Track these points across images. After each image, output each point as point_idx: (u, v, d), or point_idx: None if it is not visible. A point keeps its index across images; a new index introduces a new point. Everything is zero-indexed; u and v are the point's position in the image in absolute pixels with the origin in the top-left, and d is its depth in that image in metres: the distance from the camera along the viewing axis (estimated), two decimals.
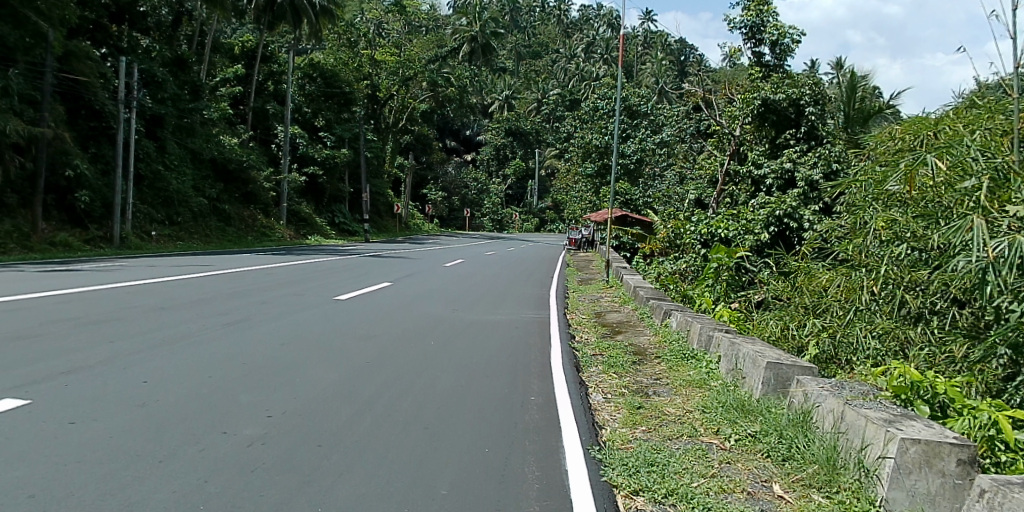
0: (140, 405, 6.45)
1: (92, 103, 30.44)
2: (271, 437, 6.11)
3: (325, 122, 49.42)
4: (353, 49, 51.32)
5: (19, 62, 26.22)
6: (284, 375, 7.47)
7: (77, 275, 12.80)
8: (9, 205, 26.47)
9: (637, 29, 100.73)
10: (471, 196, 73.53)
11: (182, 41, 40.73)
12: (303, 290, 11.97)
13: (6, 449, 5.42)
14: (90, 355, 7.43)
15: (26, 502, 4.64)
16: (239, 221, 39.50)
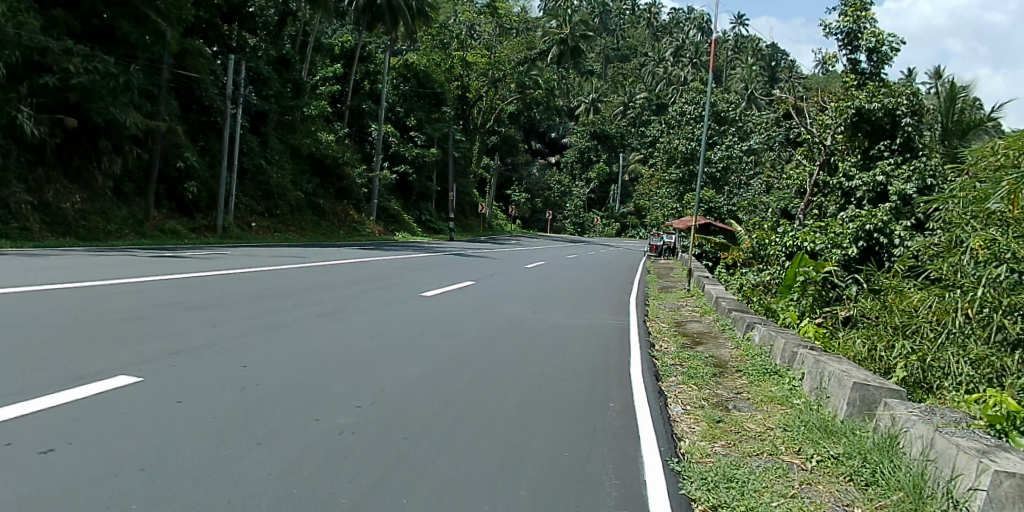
0: (241, 388, 6.80)
1: (202, 99, 32.03)
2: (360, 426, 6.35)
3: (416, 122, 50.51)
4: (446, 50, 50.61)
5: (139, 58, 27.61)
6: (372, 368, 7.70)
7: (196, 262, 13.57)
8: (125, 193, 27.71)
9: (729, 33, 99.20)
10: (554, 199, 73.56)
11: (286, 41, 42.30)
12: (393, 285, 12.30)
13: (121, 423, 5.81)
14: (193, 338, 7.84)
15: (139, 474, 4.99)
16: (334, 216, 40.42)
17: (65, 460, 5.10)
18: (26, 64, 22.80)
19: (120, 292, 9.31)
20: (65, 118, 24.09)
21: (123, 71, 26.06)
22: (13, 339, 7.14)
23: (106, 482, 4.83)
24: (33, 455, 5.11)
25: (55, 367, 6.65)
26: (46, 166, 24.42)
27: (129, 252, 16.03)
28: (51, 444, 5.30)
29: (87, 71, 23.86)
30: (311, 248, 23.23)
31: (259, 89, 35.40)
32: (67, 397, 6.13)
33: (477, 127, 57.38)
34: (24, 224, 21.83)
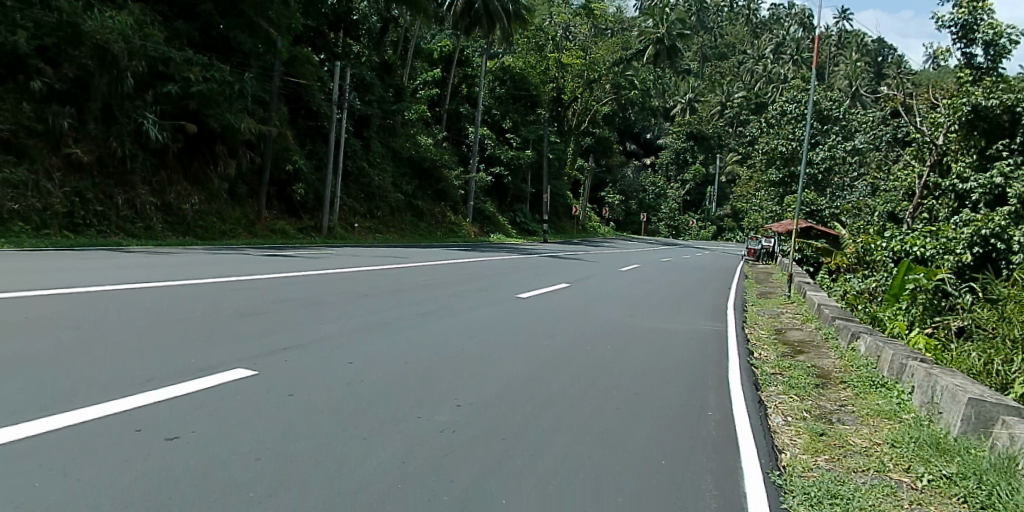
0: (348, 385, 7.07)
1: (309, 104, 33.58)
2: (460, 425, 6.48)
3: (512, 124, 51.08)
4: (542, 52, 51.05)
5: (253, 66, 29.81)
6: (472, 367, 7.86)
7: (316, 262, 14.31)
8: (239, 195, 29.08)
9: (835, 29, 95.20)
10: (649, 202, 72.24)
11: (387, 47, 43.74)
12: (490, 285, 12.49)
13: (239, 414, 6.16)
14: (302, 334, 8.20)
15: (257, 464, 5.27)
16: (432, 217, 41.08)
17: (189, 446, 5.43)
18: (151, 73, 24.89)
19: (238, 288, 9.90)
20: (186, 124, 25.74)
21: (238, 80, 28.30)
22: (138, 332, 7.63)
23: (224, 469, 5.11)
24: (159, 441, 5.46)
25: (178, 360, 7.09)
26: (168, 168, 25.77)
27: (258, 252, 17.13)
28: (176, 432, 5.66)
29: (205, 80, 25.99)
30: (415, 249, 23.94)
31: (362, 94, 36.79)
32: (189, 387, 6.53)
33: (572, 128, 57.33)
34: (147, 223, 23.42)
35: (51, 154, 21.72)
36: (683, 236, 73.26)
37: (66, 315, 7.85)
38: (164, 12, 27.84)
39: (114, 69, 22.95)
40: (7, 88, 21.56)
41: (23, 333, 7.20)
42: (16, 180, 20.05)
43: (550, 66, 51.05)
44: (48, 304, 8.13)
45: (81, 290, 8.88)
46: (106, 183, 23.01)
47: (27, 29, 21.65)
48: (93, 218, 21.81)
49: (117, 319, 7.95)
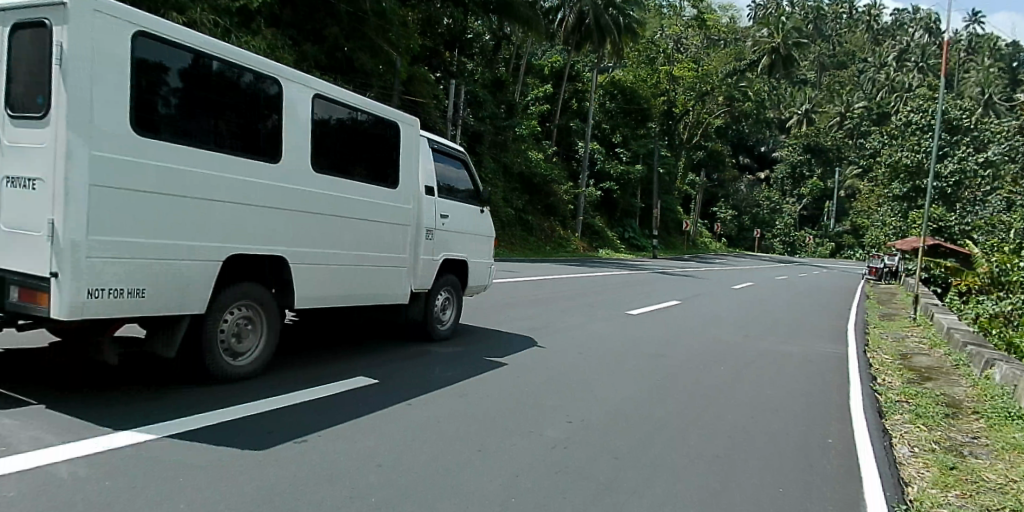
0: (462, 396, 7.29)
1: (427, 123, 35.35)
2: (571, 442, 6.53)
3: (622, 138, 49.68)
4: (653, 65, 49.92)
5: (373, 85, 30.58)
6: (581, 385, 7.93)
7: None
8: None
9: (969, 36, 88.92)
10: (762, 217, 67.79)
11: (500, 64, 44.78)
12: (598, 302, 12.53)
13: (360, 419, 6.45)
14: (417, 346, 8.45)
15: (377, 469, 5.48)
16: (541, 232, 40.99)
17: (313, 450, 5.70)
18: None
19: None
20: None
21: (362, 100, 29.60)
22: None
23: (351, 471, 5.35)
24: (291, 439, 5.79)
25: (304, 366, 7.50)
26: None
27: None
28: (302, 434, 5.98)
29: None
30: (527, 264, 24.20)
31: (476, 111, 37.89)
32: (312, 391, 6.90)
33: (683, 143, 55.60)
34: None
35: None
36: (799, 254, 69.69)
37: None
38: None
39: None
40: None
41: None
42: None
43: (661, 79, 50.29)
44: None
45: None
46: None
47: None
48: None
49: None
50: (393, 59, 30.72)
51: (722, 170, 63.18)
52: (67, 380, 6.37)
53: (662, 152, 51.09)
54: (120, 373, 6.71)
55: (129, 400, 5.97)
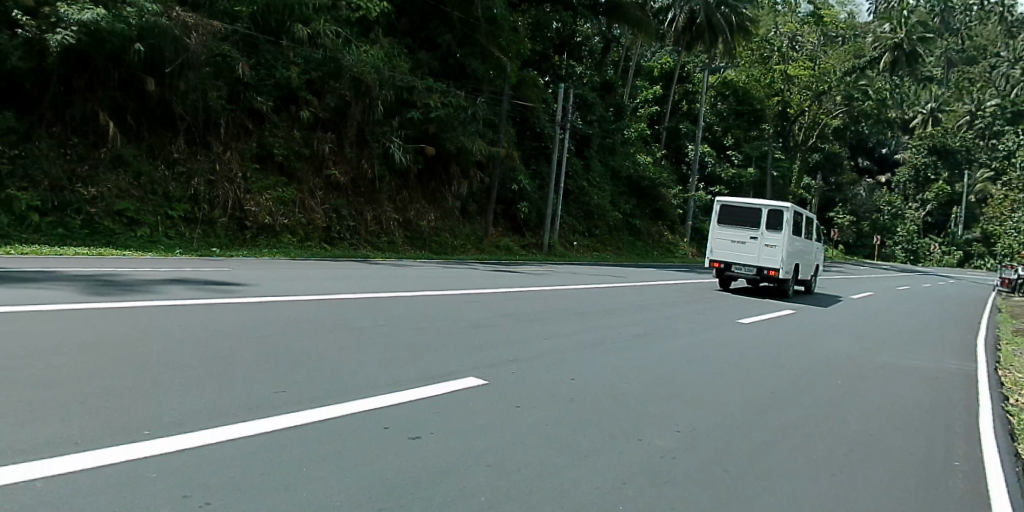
0: (571, 400, 7.37)
1: (535, 126, 35.85)
2: (679, 452, 6.43)
3: (734, 140, 50.09)
4: (766, 64, 49.25)
5: (484, 91, 31.52)
6: (690, 395, 7.83)
7: (549, 278, 15.27)
8: (470, 212, 32.08)
9: None
10: (883, 223, 64.55)
11: (608, 66, 45.26)
12: (707, 307, 12.47)
13: (472, 420, 6.64)
14: (527, 348, 8.63)
15: (484, 470, 5.62)
16: (648, 236, 41.84)
17: (427, 449, 5.94)
18: (398, 101, 28.20)
19: (473, 301, 10.80)
20: (426, 147, 28.80)
21: (472, 105, 30.70)
22: (387, 335, 8.55)
23: (460, 473, 5.51)
24: (403, 440, 6.06)
25: (420, 364, 7.83)
26: (410, 188, 29.17)
27: (497, 268, 18.44)
28: (416, 433, 6.23)
29: (442, 105, 28.68)
30: (636, 269, 24.15)
31: (584, 114, 38.38)
32: (427, 391, 7.17)
33: (797, 144, 53.64)
34: (390, 237, 26.88)
35: (314, 176, 25.94)
36: (921, 261, 65.60)
37: (335, 317, 9.03)
38: (410, 45, 30.72)
39: (366, 98, 26.94)
40: (283, 116, 26.02)
41: (302, 330, 8.39)
42: (287, 198, 24.36)
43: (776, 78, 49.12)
44: (319, 308, 9.38)
45: (344, 297, 10.12)
46: (357, 201, 26.93)
47: (300, 65, 25.86)
48: (346, 231, 25.61)
49: (375, 323, 8.98)
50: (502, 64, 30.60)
51: (839, 171, 60.35)
52: (210, 370, 6.97)
53: (776, 154, 49.59)
54: (256, 365, 7.25)
55: (259, 398, 6.50)
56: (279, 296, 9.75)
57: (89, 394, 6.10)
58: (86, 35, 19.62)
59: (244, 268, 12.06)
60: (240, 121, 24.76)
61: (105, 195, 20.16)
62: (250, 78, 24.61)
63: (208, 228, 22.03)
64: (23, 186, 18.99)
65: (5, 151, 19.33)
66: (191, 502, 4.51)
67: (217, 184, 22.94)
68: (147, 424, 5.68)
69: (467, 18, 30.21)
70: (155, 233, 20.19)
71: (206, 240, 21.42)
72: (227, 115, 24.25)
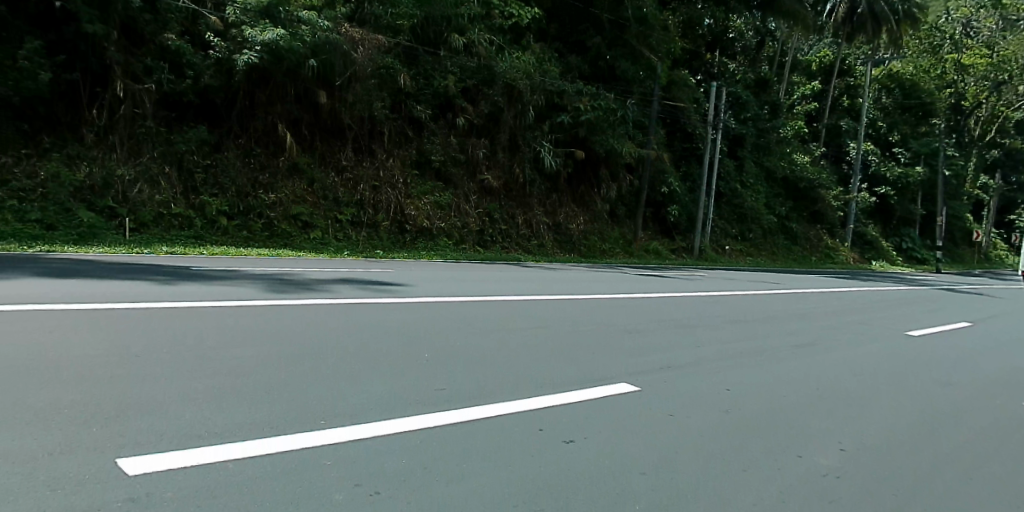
0: (727, 411, 7.15)
1: (685, 127, 35.15)
2: (844, 469, 6.02)
3: (900, 137, 47.30)
4: (937, 53, 46.46)
5: (635, 92, 30.93)
6: (855, 412, 7.36)
7: (699, 282, 14.99)
8: (618, 215, 32.30)
9: None
10: None
11: (762, 62, 44.35)
12: (872, 318, 11.71)
13: (625, 427, 6.59)
14: (680, 356, 8.49)
15: (639, 478, 5.52)
16: (805, 240, 40.15)
17: (581, 452, 5.95)
18: (548, 106, 28.48)
19: (624, 305, 10.78)
20: (576, 151, 29.21)
21: (620, 106, 30.19)
22: (540, 338, 8.70)
23: (612, 479, 5.46)
24: (559, 442, 6.12)
25: (573, 366, 7.91)
26: (560, 192, 29.91)
27: (646, 272, 18.34)
28: (571, 436, 6.27)
29: (592, 108, 28.84)
30: (792, 274, 23.24)
31: (738, 113, 37.56)
32: (580, 395, 7.21)
33: (973, 140, 49.19)
34: (540, 240, 27.76)
35: (469, 181, 27.00)
36: None
37: (490, 319, 9.29)
38: (560, 49, 31.08)
39: (518, 103, 27.37)
40: (440, 124, 27.15)
41: (460, 331, 8.70)
42: (444, 203, 25.53)
43: (946, 68, 45.71)
44: (475, 309, 9.72)
45: (498, 300, 10.39)
46: (509, 205, 27.82)
47: (456, 74, 26.76)
48: (499, 234, 26.61)
49: (529, 325, 9.15)
50: (653, 64, 30.65)
51: None
52: (376, 365, 7.40)
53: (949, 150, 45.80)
54: (419, 362, 7.60)
55: (421, 394, 6.81)
56: (438, 297, 10.16)
57: (274, 384, 6.63)
58: (268, 54, 21.02)
59: (406, 269, 12.70)
60: (402, 129, 26.30)
61: (283, 200, 22.01)
62: (410, 88, 25.80)
63: (373, 231, 23.54)
64: (215, 193, 21.22)
65: (199, 161, 21.62)
66: (364, 490, 4.80)
67: (380, 189, 24.44)
68: (321, 414, 6.10)
69: (617, 20, 30.53)
70: (326, 236, 22.07)
71: (370, 242, 22.97)
72: (390, 124, 25.82)
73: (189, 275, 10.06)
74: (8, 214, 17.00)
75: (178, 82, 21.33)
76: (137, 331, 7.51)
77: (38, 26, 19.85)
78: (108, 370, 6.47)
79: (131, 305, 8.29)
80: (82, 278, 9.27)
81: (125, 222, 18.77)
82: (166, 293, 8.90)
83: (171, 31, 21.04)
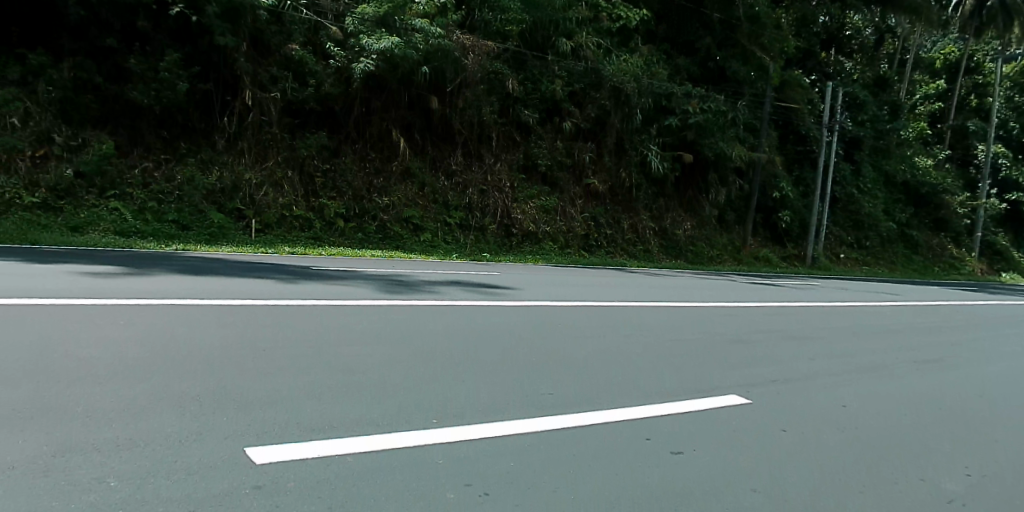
0: (842, 429, 6.86)
1: (799, 129, 34.25)
2: (971, 497, 5.64)
3: None
4: None
5: (745, 94, 30.49)
6: (983, 436, 6.91)
7: (814, 292, 14.51)
8: (727, 221, 31.80)
9: None
10: None
11: (880, 60, 42.86)
12: (1005, 335, 10.99)
13: (734, 439, 6.44)
14: (791, 369, 8.26)
15: (750, 495, 5.36)
16: (928, 249, 37.87)
17: (689, 465, 5.85)
18: (656, 109, 28.47)
19: (732, 314, 10.58)
20: (684, 154, 29.27)
21: (731, 109, 29.82)
22: (648, 346, 8.65)
23: (721, 494, 5.34)
24: (666, 453, 6.03)
25: (680, 376, 7.83)
26: (666, 196, 29.94)
27: (752, 279, 17.86)
28: (679, 448, 6.17)
29: (702, 111, 28.41)
30: (916, 286, 22.08)
31: (855, 114, 36.02)
32: (686, 405, 7.11)
33: None
34: (646, 245, 27.72)
35: (575, 185, 27.29)
36: None
37: (597, 325, 9.32)
38: (668, 50, 30.79)
39: (625, 107, 27.55)
40: (548, 128, 27.46)
41: (570, 335, 8.79)
42: (549, 207, 25.77)
43: None
44: (581, 314, 9.78)
45: (603, 305, 10.43)
46: (616, 210, 27.96)
47: (563, 78, 26.98)
48: (604, 240, 26.67)
49: (634, 332, 9.14)
50: (765, 65, 30.01)
51: None
52: (485, 366, 7.56)
53: None
54: (530, 366, 7.71)
55: (530, 399, 6.89)
56: (544, 302, 10.27)
57: (391, 382, 6.90)
58: (383, 61, 21.72)
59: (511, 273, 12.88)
60: (510, 133, 26.55)
61: (396, 204, 22.65)
62: (519, 92, 26.04)
63: (480, 235, 23.82)
64: (334, 195, 22.07)
65: (319, 166, 22.58)
66: (474, 491, 4.91)
67: (487, 194, 24.79)
68: (433, 414, 6.28)
69: (728, 20, 29.87)
70: (436, 239, 22.61)
71: (478, 245, 23.32)
72: (498, 129, 26.14)
73: (309, 275, 10.55)
74: (147, 215, 18.36)
75: (301, 90, 22.29)
76: (261, 326, 7.96)
77: (177, 39, 20.95)
78: (237, 363, 6.90)
79: (258, 302, 8.80)
80: (211, 276, 9.89)
81: (251, 223, 19.76)
82: (288, 292, 9.36)
83: (294, 42, 22.21)
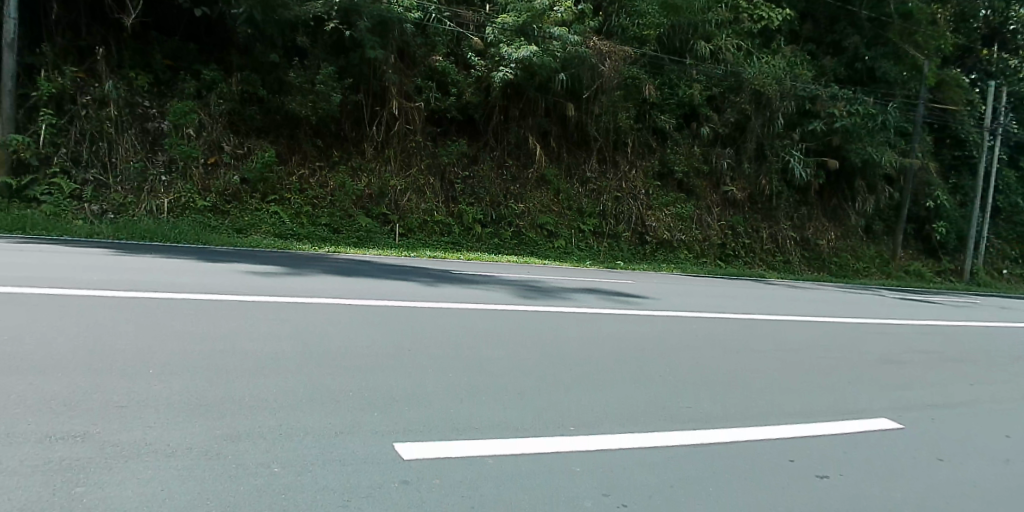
0: (1006, 460, 6.20)
1: (957, 133, 33.02)
2: None
3: None
4: None
5: (897, 94, 29.41)
6: None
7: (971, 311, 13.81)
8: (875, 230, 31.03)
9: None
10: None
11: None
12: None
13: (885, 464, 5.90)
14: (949, 395, 7.78)
15: None
16: None
17: (836, 487, 5.34)
18: (800, 113, 27.69)
19: (874, 333, 10.27)
20: (829, 160, 28.37)
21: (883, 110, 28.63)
22: (795, 363, 8.49)
23: None
24: (810, 476, 5.52)
25: (827, 394, 7.54)
26: (809, 205, 29.40)
27: (902, 294, 17.12)
28: (825, 471, 5.64)
29: (850, 114, 27.38)
30: None
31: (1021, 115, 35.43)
32: (829, 427, 6.64)
33: None
34: (787, 257, 27.28)
35: (713, 192, 27.21)
36: None
37: (738, 339, 9.26)
38: (813, 52, 30.02)
39: (767, 110, 26.95)
40: (684, 134, 27.36)
41: (716, 348, 8.77)
42: (684, 214, 25.75)
43: None
44: (721, 327, 9.81)
45: (738, 318, 10.38)
46: (756, 218, 27.65)
47: (702, 83, 26.77)
48: (741, 249, 26.46)
49: (774, 348, 9.03)
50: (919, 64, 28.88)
51: None
52: (625, 373, 7.56)
53: None
54: (675, 377, 7.66)
55: (674, 408, 6.76)
56: (677, 313, 10.38)
57: (537, 383, 7.01)
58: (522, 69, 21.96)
59: (645, 283, 13.14)
60: (646, 140, 26.65)
61: (531, 210, 23.23)
62: (655, 98, 26.06)
63: (614, 241, 24.17)
64: (472, 201, 22.87)
65: (460, 173, 23.45)
66: (611, 502, 4.68)
67: (623, 200, 25.02)
68: (580, 419, 6.23)
69: (878, 18, 29.12)
70: (570, 245, 23.00)
71: (612, 251, 23.71)
72: (633, 135, 26.25)
73: (449, 278, 11.13)
74: (304, 218, 19.99)
75: (444, 99, 23.18)
76: (402, 329, 8.28)
77: (332, 53, 22.08)
78: (381, 360, 7.19)
79: (403, 302, 9.36)
80: (360, 277, 10.62)
81: (395, 227, 20.98)
82: (430, 293, 9.89)
83: (438, 53, 22.96)
